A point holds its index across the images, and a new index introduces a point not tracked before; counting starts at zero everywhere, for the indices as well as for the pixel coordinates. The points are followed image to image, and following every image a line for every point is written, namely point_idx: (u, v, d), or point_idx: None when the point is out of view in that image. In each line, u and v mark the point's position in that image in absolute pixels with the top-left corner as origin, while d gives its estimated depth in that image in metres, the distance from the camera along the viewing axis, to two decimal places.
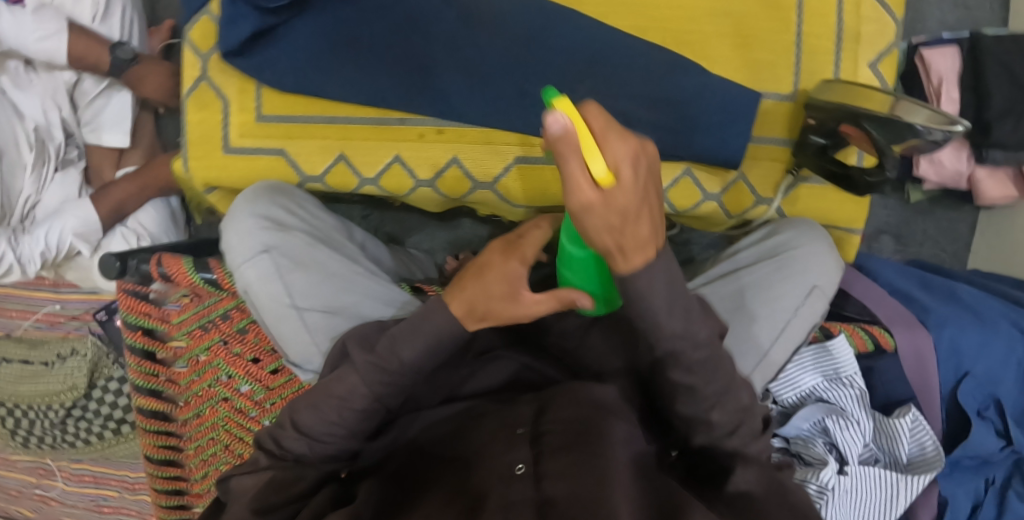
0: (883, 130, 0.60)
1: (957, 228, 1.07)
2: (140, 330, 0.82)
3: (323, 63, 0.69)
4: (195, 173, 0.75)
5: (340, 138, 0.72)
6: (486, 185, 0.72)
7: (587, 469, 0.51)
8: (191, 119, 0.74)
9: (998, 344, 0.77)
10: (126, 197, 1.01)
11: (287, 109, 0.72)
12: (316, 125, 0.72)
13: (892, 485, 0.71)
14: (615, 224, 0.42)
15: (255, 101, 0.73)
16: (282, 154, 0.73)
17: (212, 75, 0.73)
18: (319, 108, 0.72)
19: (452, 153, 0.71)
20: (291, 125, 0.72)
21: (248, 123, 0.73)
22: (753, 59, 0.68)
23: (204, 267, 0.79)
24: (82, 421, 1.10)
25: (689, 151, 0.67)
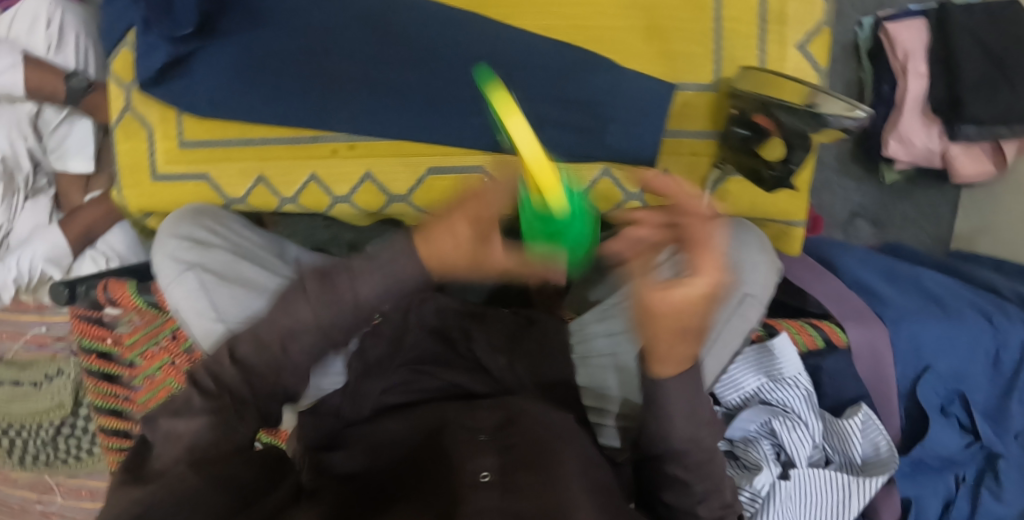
0: (793, 116, 0.57)
1: (938, 209, 1.02)
2: (95, 354, 0.85)
3: (234, 85, 0.69)
4: (130, 202, 0.77)
5: (258, 159, 0.72)
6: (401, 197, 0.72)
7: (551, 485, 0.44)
8: (121, 148, 0.75)
9: (963, 335, 0.73)
10: (93, 220, 1.04)
11: (207, 134, 0.73)
12: (235, 148, 0.73)
13: (842, 488, 0.67)
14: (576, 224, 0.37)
15: (177, 128, 0.74)
16: (206, 179, 0.74)
17: (136, 105, 0.74)
18: (236, 131, 0.72)
19: (366, 167, 0.71)
20: (211, 150, 0.73)
21: (173, 149, 0.74)
22: (670, 50, 0.65)
23: (147, 289, 0.79)
24: (71, 439, 1.13)
25: (604, 151, 0.65)
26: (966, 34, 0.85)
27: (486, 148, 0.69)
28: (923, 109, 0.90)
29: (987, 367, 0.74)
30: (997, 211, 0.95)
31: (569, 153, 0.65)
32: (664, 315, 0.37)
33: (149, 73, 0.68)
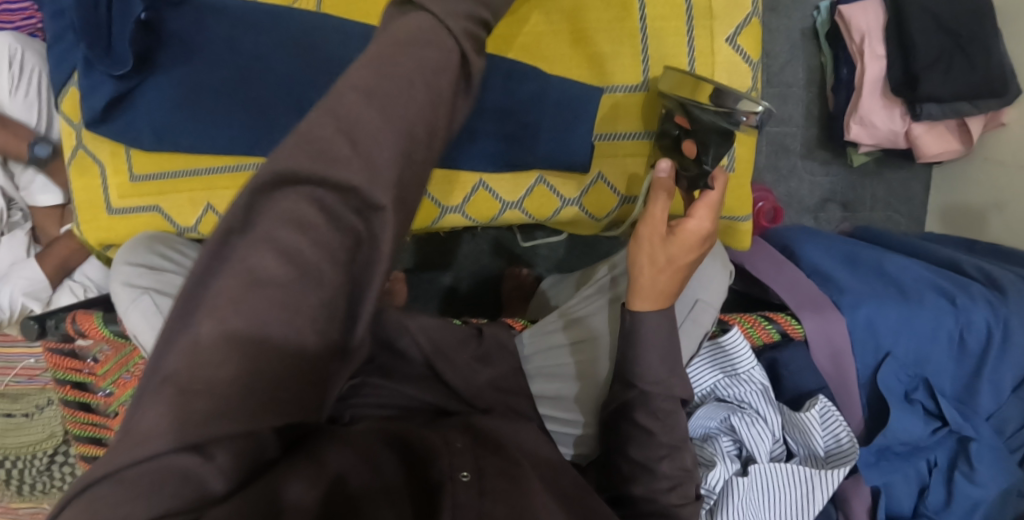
0: (705, 116, 0.59)
1: (910, 187, 1.01)
2: (70, 385, 0.86)
3: (176, 116, 0.70)
4: (88, 236, 0.78)
5: (205, 189, 0.75)
6: None
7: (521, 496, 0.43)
8: (75, 185, 0.76)
9: (920, 318, 0.72)
10: (69, 252, 1.06)
11: (155, 166, 0.75)
12: (183, 178, 0.75)
13: (804, 482, 0.66)
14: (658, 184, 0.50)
15: (127, 163, 0.75)
16: (158, 211, 0.76)
17: (87, 141, 0.75)
18: (182, 162, 0.75)
19: None
20: (161, 182, 0.75)
21: (124, 184, 0.75)
22: (594, 52, 0.65)
23: (114, 319, 0.81)
24: (66, 466, 1.16)
25: (537, 158, 0.64)
26: (919, 10, 0.83)
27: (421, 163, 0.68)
28: (881, 89, 0.88)
29: (949, 348, 0.72)
30: (967, 186, 0.95)
31: (503, 163, 0.65)
32: (671, 242, 0.54)
33: (94, 110, 0.69)
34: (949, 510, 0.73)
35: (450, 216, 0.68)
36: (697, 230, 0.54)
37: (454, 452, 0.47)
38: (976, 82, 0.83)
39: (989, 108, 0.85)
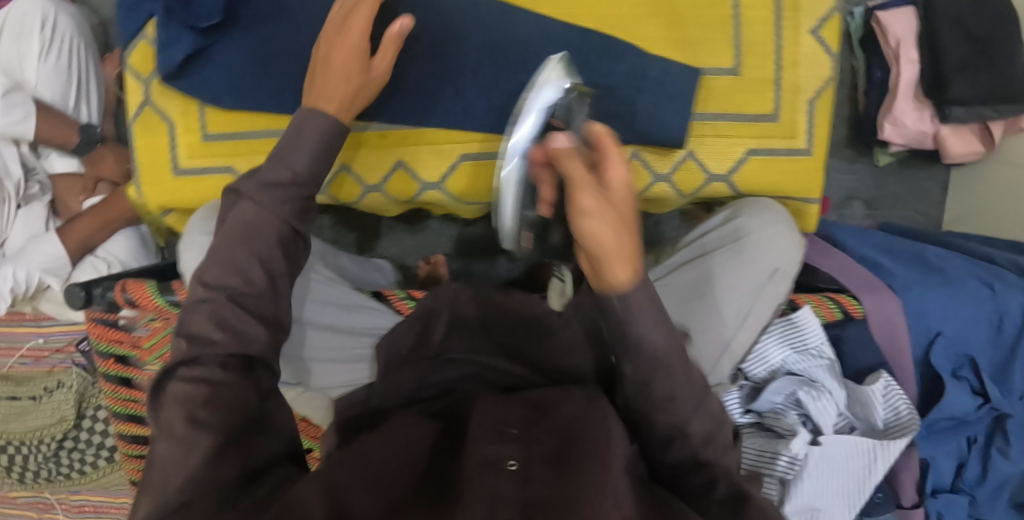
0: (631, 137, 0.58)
1: (928, 188, 1.06)
2: (113, 358, 0.83)
3: (252, 81, 0.69)
4: (149, 198, 0.76)
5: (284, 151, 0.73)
6: (434, 185, 0.71)
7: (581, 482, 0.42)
8: (140, 144, 0.75)
9: (965, 303, 0.76)
10: (90, 232, 1.00)
11: (230, 126, 0.73)
12: (260, 140, 0.73)
13: (868, 452, 0.71)
14: (613, 237, 0.45)
15: (200, 121, 0.73)
16: (232, 172, 0.74)
17: (155, 98, 0.74)
18: (261, 122, 0.72)
19: (396, 157, 0.70)
20: (236, 141, 0.73)
21: (195, 143, 0.74)
22: (685, 35, 0.66)
23: (167, 289, 0.78)
24: (75, 452, 1.09)
25: (632, 134, 0.66)
26: (948, 19, 0.88)
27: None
28: (915, 92, 0.93)
29: (990, 333, 0.77)
30: (983, 189, 1.00)
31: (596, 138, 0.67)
32: (602, 217, 0.45)
33: (170, 64, 0.69)
34: (984, 485, 0.79)
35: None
36: (590, 210, 0.45)
37: (500, 436, 0.45)
38: (1002, 90, 0.88)
39: (1010, 113, 0.90)
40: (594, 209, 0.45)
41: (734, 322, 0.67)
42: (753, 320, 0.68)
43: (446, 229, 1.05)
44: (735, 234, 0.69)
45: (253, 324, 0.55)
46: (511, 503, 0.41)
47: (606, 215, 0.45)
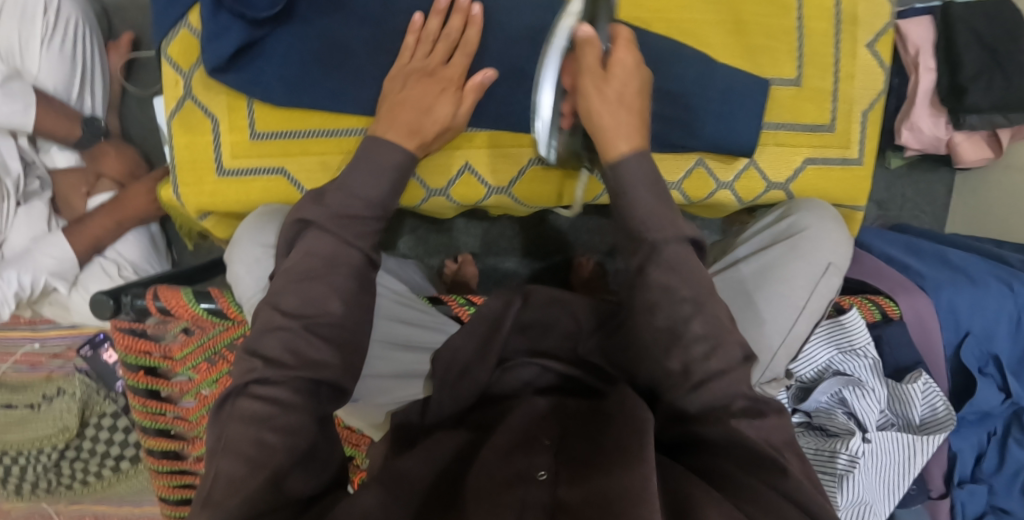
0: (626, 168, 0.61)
1: (934, 190, 1.13)
2: (142, 371, 0.78)
3: (315, 76, 0.67)
4: (188, 201, 0.73)
5: (341, 152, 0.71)
6: (500, 189, 0.74)
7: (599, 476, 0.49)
8: (179, 142, 0.71)
9: (990, 302, 0.80)
10: (103, 232, 0.96)
11: (281, 124, 0.70)
12: (315, 139, 0.71)
13: (908, 447, 0.74)
14: (616, 109, 0.59)
15: (247, 119, 0.70)
16: (282, 173, 0.71)
17: (197, 92, 0.70)
18: (318, 121, 0.70)
19: (464, 159, 0.72)
20: (288, 141, 0.71)
21: (242, 142, 0.71)
22: (752, 44, 0.69)
23: (205, 296, 0.71)
24: (78, 462, 1.06)
25: (701, 140, 0.67)
26: (965, 29, 0.92)
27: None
28: (930, 99, 0.97)
29: (1012, 331, 0.80)
30: (988, 191, 1.07)
31: (664, 145, 0.67)
32: (611, 81, 0.59)
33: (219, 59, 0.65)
34: (1001, 473, 0.83)
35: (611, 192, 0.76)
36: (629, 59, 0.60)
37: (536, 448, 0.53)
38: (1015, 98, 0.90)
39: (1018, 120, 0.94)
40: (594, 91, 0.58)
41: (782, 328, 0.68)
42: (797, 328, 0.68)
43: (472, 228, 1.05)
44: (787, 233, 0.70)
45: (323, 349, 0.57)
46: (539, 509, 0.48)
47: (624, 109, 0.59)
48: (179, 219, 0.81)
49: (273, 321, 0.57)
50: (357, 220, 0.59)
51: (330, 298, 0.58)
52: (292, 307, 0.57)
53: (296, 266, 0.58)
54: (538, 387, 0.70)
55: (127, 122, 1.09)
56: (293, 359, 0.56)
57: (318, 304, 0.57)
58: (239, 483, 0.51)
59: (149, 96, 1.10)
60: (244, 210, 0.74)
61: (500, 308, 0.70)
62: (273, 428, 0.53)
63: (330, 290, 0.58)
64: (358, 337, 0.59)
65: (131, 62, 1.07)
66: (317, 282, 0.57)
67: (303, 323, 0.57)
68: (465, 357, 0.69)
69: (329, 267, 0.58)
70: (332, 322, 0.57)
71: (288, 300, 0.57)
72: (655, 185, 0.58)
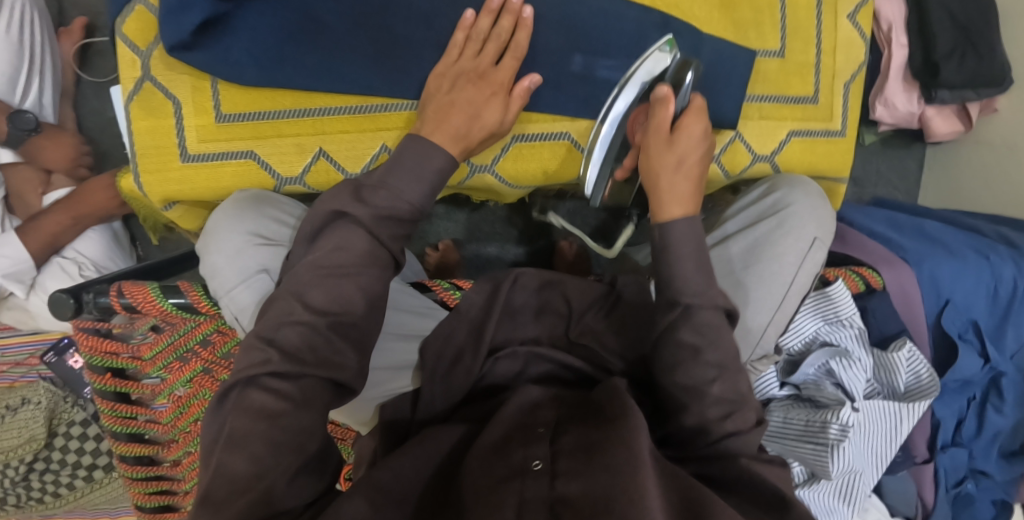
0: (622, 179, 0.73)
1: (906, 165, 1.16)
2: (109, 373, 0.72)
3: (285, 54, 0.63)
4: (151, 190, 0.67)
5: (314, 132, 0.67)
6: (485, 167, 0.71)
7: (601, 467, 0.47)
8: (137, 126, 0.65)
9: (970, 272, 0.81)
10: (60, 229, 0.91)
11: (248, 105, 0.65)
12: (288, 120, 0.66)
13: (894, 415, 0.74)
14: (675, 162, 0.62)
15: (213, 100, 0.65)
16: (252, 157, 0.67)
17: (156, 73, 0.65)
18: (290, 101, 0.66)
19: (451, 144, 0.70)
20: (257, 122, 0.66)
21: (208, 126, 0.66)
22: (737, 19, 0.69)
23: (174, 291, 0.65)
24: (47, 474, 1.02)
25: None
26: (939, 6, 0.91)
27: (574, 114, 0.68)
28: (903, 74, 0.98)
29: (988, 300, 0.82)
30: (956, 167, 1.10)
31: None
32: (676, 142, 0.62)
33: (180, 35, 0.60)
34: (980, 438, 0.85)
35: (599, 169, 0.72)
36: (698, 133, 0.63)
37: (531, 440, 0.51)
38: (983, 75, 0.93)
39: (988, 95, 0.96)
40: (652, 148, 0.63)
41: (772, 304, 0.68)
42: (786, 304, 0.69)
43: (454, 215, 1.06)
44: (774, 208, 0.70)
45: (344, 352, 0.56)
46: (538, 504, 0.46)
47: (683, 177, 0.62)
48: (144, 211, 0.76)
49: (294, 315, 0.55)
50: (395, 220, 0.58)
51: (354, 298, 0.56)
52: (319, 302, 0.55)
53: (323, 258, 0.56)
54: (531, 377, 0.68)
55: (82, 112, 1.05)
56: (313, 356, 0.54)
57: (341, 300, 0.56)
58: (245, 487, 0.50)
59: (105, 84, 1.06)
60: (213, 197, 0.69)
61: (487, 294, 0.70)
62: (288, 429, 0.52)
63: (356, 289, 0.56)
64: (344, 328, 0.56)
65: (84, 47, 1.03)
66: (347, 280, 0.56)
67: (327, 319, 0.55)
68: (457, 341, 0.68)
69: (360, 264, 0.56)
70: (353, 322, 0.56)
71: (314, 296, 0.55)
72: (699, 259, 0.59)
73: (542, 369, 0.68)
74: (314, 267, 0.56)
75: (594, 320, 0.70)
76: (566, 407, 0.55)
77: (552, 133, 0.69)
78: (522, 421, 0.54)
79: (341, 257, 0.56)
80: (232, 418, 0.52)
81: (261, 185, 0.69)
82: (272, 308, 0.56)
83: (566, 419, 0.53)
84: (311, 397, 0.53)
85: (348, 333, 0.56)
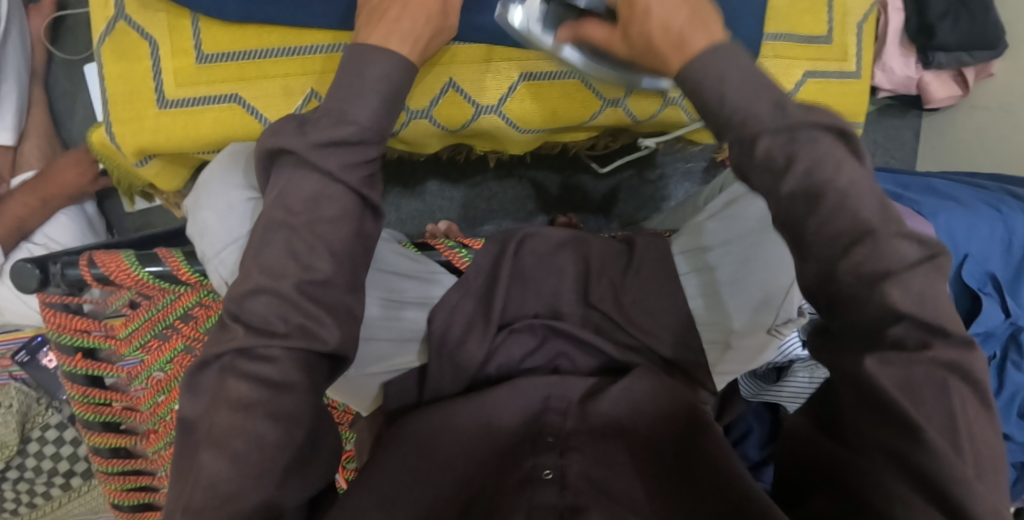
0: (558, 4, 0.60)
1: (903, 134, 1.20)
2: (79, 354, 0.64)
3: None
4: (124, 141, 0.67)
5: (303, 72, 0.66)
6: (489, 108, 0.73)
7: (623, 477, 0.53)
8: (111, 71, 0.65)
9: (983, 224, 0.80)
10: (27, 212, 0.89)
11: (229, 43, 0.65)
12: (277, 59, 0.66)
13: None
14: None
15: (193, 40, 0.65)
16: (237, 101, 0.66)
17: (131, 12, 0.65)
18: (278, 38, 0.65)
19: (448, 76, 0.71)
20: (242, 63, 0.66)
21: (187, 68, 0.65)
22: None
23: (151, 259, 0.59)
24: (21, 483, 0.99)
25: None
26: None
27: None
28: (901, 38, 0.98)
29: (1003, 252, 0.81)
30: (953, 131, 1.11)
31: None
32: None
33: None
34: (1000, 397, 0.81)
35: (610, 110, 0.75)
36: None
37: (544, 446, 0.55)
38: (981, 37, 0.91)
39: (985, 58, 0.95)
40: None
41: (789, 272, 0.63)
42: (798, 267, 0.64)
43: (448, 192, 1.04)
44: None
45: (321, 317, 0.48)
46: (548, 509, 0.49)
47: None
48: (117, 173, 0.75)
49: (253, 282, 0.48)
50: (347, 148, 0.51)
51: (317, 251, 0.49)
52: (278, 262, 0.48)
53: (281, 212, 0.49)
54: (537, 352, 0.65)
55: (53, 93, 1.01)
56: (285, 326, 0.47)
57: (302, 257, 0.49)
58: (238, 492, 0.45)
59: (77, 63, 1.01)
60: (192, 147, 0.68)
61: (495, 256, 0.65)
62: (275, 415, 0.46)
63: (318, 241, 0.49)
64: (341, 294, 0.50)
65: (56, 24, 0.99)
66: (312, 231, 0.49)
67: (291, 282, 0.48)
68: (465, 314, 0.63)
69: (321, 211, 0.49)
70: (322, 281, 0.49)
71: (268, 256, 0.49)
72: None
73: (556, 342, 0.65)
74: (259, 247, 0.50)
75: (612, 279, 0.66)
76: (573, 410, 0.58)
77: (562, 72, 0.72)
78: (534, 421, 0.58)
79: (303, 208, 0.49)
80: (209, 408, 0.47)
81: (245, 130, 0.67)
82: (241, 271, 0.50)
83: (574, 428, 0.57)
84: (294, 381, 0.47)
85: (320, 297, 0.49)
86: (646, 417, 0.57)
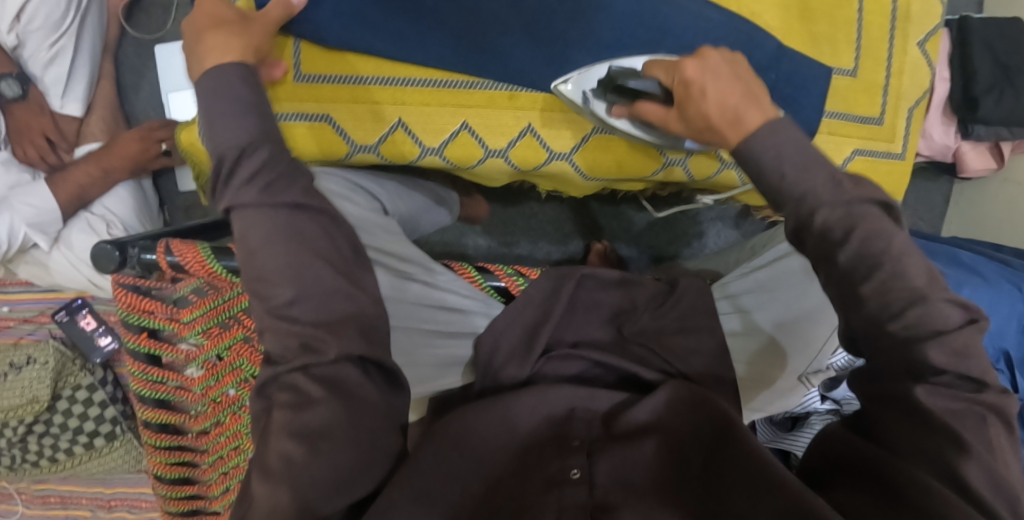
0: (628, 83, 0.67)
1: (932, 197, 1.23)
2: (144, 332, 0.67)
3: (374, 20, 0.69)
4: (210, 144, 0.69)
5: (395, 103, 0.72)
6: (562, 155, 0.76)
7: (651, 476, 0.54)
8: None
9: (1004, 302, 0.83)
10: (89, 181, 0.94)
11: (327, 65, 0.71)
12: (375, 86, 0.72)
13: None
14: None
15: (293, 59, 0.71)
16: (327, 120, 0.73)
17: None
18: (370, 65, 0.71)
19: (526, 121, 0.74)
20: (336, 86, 0.72)
21: (285, 85, 0.71)
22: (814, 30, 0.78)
23: (225, 253, 0.62)
24: (46, 437, 1.01)
25: None
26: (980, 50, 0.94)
27: None
28: (943, 109, 1.00)
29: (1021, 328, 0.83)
30: (982, 201, 1.14)
31: None
32: None
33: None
34: None
35: (671, 168, 0.79)
36: None
37: (570, 448, 0.56)
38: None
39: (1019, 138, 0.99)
40: None
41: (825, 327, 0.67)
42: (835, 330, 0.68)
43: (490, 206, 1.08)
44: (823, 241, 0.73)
45: None
46: (578, 510, 0.52)
47: None
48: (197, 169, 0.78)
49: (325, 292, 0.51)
50: None
51: None
52: None
53: None
54: (588, 381, 0.66)
55: (121, 68, 1.06)
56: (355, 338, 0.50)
57: None
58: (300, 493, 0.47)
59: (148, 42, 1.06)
60: None
61: (550, 289, 0.66)
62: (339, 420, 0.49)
63: None
64: None
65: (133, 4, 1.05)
66: None
67: None
68: (511, 339, 0.65)
69: None
70: None
71: None
72: None
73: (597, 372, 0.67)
74: (269, 222, 0.52)
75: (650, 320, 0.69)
76: (601, 416, 0.58)
77: None
78: (566, 417, 0.58)
79: None
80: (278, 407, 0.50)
81: (334, 149, 0.74)
82: (277, 257, 0.52)
83: (599, 434, 0.57)
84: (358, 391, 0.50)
85: None
86: (682, 419, 0.56)
